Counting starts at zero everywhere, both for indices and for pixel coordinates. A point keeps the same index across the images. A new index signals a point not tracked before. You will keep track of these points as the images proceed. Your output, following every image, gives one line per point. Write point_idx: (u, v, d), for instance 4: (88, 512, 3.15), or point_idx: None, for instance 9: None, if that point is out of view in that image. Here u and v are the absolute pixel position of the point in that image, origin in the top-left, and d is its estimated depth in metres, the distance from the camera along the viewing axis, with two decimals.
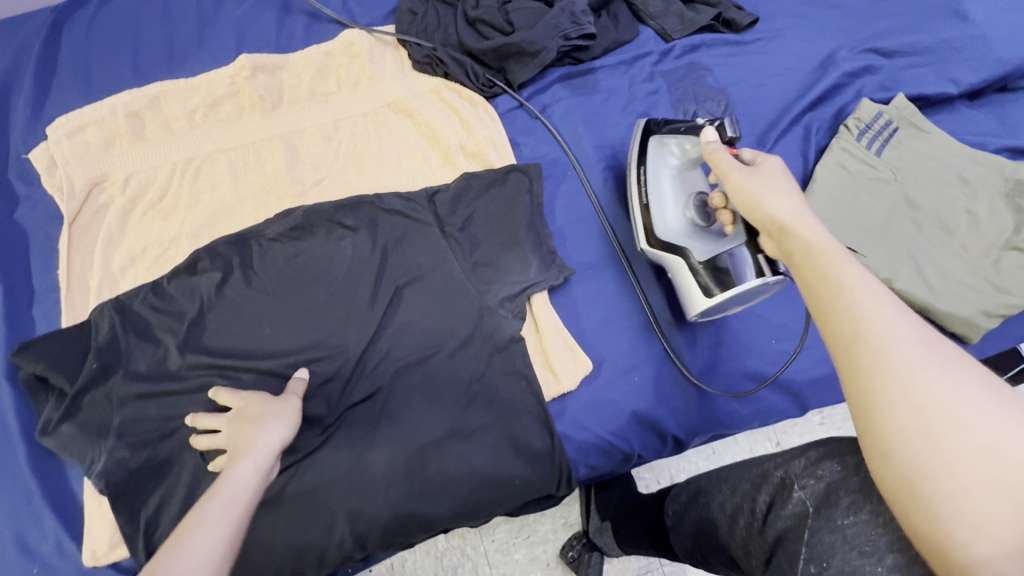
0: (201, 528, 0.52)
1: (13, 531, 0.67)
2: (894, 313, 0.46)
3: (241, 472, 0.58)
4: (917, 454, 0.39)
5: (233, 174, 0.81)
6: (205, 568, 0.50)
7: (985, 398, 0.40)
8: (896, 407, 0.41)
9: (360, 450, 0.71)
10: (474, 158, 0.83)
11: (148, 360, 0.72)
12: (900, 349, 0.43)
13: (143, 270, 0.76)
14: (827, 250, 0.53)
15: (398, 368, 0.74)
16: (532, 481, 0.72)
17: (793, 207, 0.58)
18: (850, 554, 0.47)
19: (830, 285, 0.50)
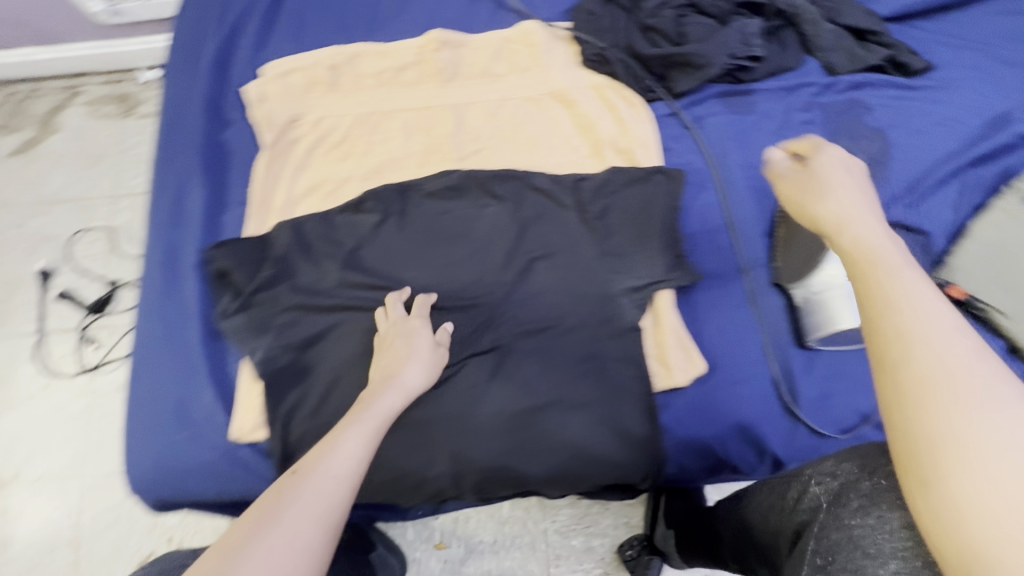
0: (348, 434, 0.61)
1: (179, 395, 0.80)
2: (945, 339, 0.38)
3: (383, 399, 0.68)
4: (949, 485, 0.33)
5: (405, 132, 0.90)
6: (354, 467, 0.58)
7: (941, 369, 0.36)
8: (962, 448, 0.33)
9: (472, 399, 0.76)
10: (622, 154, 0.87)
11: (310, 277, 0.82)
12: (931, 373, 0.36)
13: (317, 201, 0.87)
14: (874, 262, 0.45)
15: (520, 331, 0.79)
16: (624, 466, 0.75)
17: (839, 210, 0.52)
18: (856, 554, 0.45)
19: (891, 304, 0.41)
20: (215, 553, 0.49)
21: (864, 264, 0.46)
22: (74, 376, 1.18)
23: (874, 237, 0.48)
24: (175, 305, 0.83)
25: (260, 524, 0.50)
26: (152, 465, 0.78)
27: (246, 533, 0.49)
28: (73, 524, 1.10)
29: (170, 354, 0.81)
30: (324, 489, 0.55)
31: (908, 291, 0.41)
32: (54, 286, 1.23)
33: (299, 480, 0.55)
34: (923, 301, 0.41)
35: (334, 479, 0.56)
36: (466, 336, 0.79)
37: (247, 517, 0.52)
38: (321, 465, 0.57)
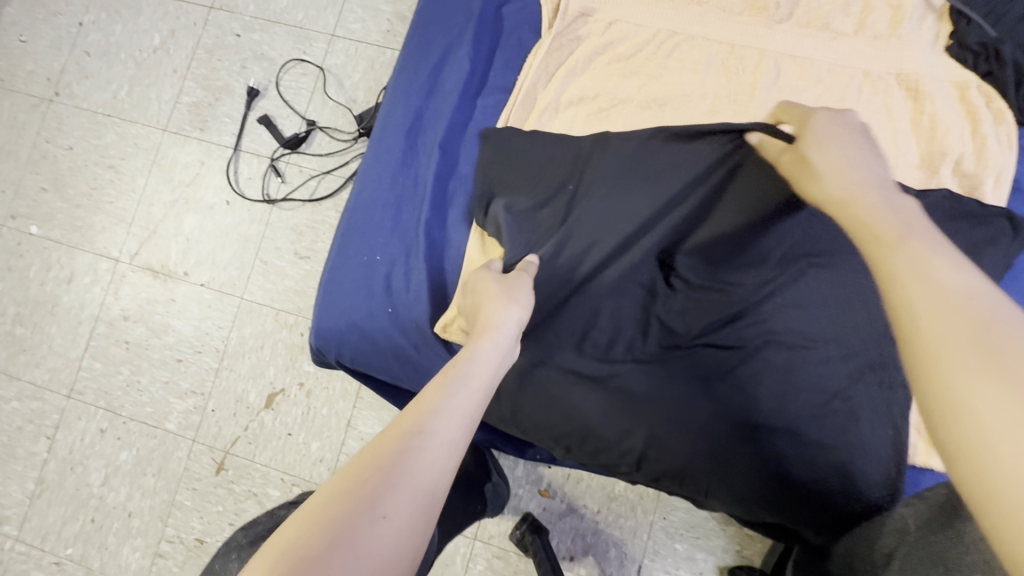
0: (443, 404, 0.47)
1: (388, 268, 0.77)
2: (959, 304, 0.36)
3: (484, 356, 0.54)
4: (977, 446, 0.31)
5: (706, 66, 0.76)
6: (454, 431, 0.46)
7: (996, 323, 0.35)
8: (952, 404, 0.33)
9: (691, 388, 0.69)
10: (962, 178, 0.70)
11: (569, 200, 0.72)
12: (982, 329, 0.35)
13: (584, 113, 0.77)
14: (892, 230, 0.45)
15: (770, 339, 0.67)
16: (829, 519, 0.67)
17: (844, 189, 0.53)
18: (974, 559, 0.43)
19: (895, 278, 0.41)
20: (264, 561, 0.37)
21: (875, 241, 0.46)
22: (256, 201, 1.20)
23: (889, 215, 0.47)
24: (409, 177, 0.79)
25: (331, 530, 0.38)
26: (344, 326, 0.77)
27: (310, 540, 0.37)
28: (223, 337, 1.17)
29: (389, 224, 0.78)
30: (409, 495, 0.41)
31: (927, 260, 0.41)
32: (258, 108, 1.23)
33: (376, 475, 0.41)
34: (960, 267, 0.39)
35: (417, 481, 0.42)
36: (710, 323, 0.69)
37: (307, 515, 0.39)
38: (409, 456, 0.42)
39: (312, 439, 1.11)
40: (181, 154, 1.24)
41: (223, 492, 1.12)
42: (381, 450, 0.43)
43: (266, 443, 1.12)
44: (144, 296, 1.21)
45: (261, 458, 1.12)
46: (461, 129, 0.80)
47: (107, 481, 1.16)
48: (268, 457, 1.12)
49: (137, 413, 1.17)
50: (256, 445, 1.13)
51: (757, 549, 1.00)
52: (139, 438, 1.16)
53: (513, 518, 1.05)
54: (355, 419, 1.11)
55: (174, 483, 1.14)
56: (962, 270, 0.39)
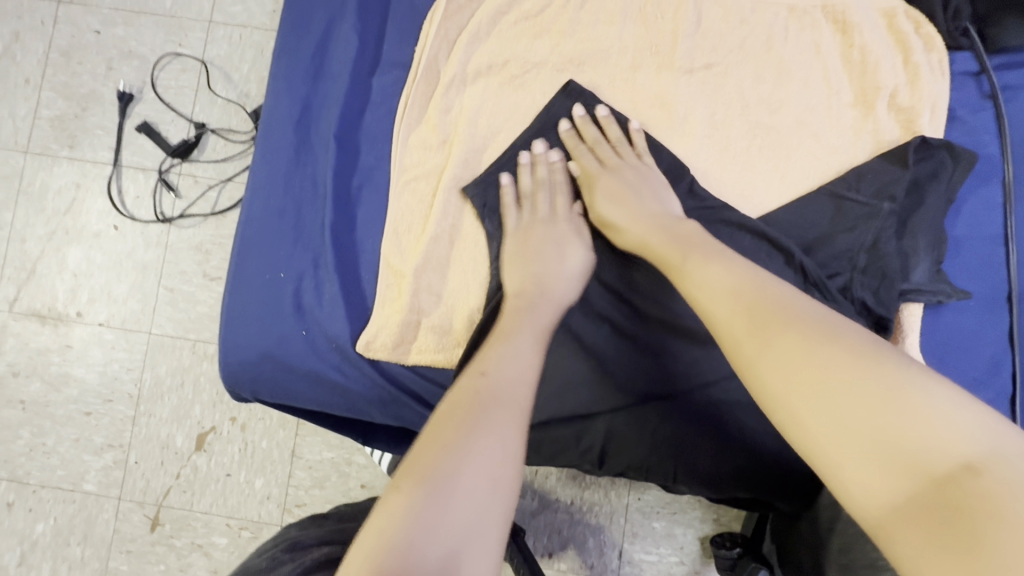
0: (516, 343, 0.54)
1: (296, 286, 0.67)
2: (733, 299, 0.47)
3: (571, 261, 0.64)
4: (805, 436, 0.38)
5: (622, 19, 0.69)
6: (526, 367, 0.52)
7: (773, 312, 0.44)
8: (771, 396, 0.41)
9: (646, 365, 0.63)
10: (898, 113, 0.66)
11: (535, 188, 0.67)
12: (757, 321, 0.44)
13: (495, 84, 0.68)
14: (683, 245, 0.56)
15: None
16: (796, 488, 0.64)
17: (646, 228, 0.61)
18: None
19: (691, 288, 0.52)
20: (406, 483, 0.42)
21: (669, 264, 0.56)
22: (149, 222, 1.06)
23: (679, 232, 0.58)
24: (304, 177, 0.68)
25: (447, 447, 0.44)
26: (255, 357, 0.67)
27: (439, 457, 0.43)
28: (134, 380, 1.04)
29: (292, 234, 0.67)
30: (501, 413, 0.47)
31: (712, 265, 0.52)
32: (134, 115, 1.07)
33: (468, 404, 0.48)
34: (729, 271, 0.50)
35: (511, 407, 0.48)
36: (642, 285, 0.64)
37: (428, 438, 0.45)
38: (481, 385, 0.49)
39: (254, 476, 1.01)
40: (51, 178, 1.07)
41: (162, 549, 1.01)
42: (469, 389, 0.48)
43: (204, 489, 1.01)
44: (34, 347, 1.05)
45: (200, 505, 1.01)
46: (355, 114, 0.69)
47: (25, 559, 1.02)
48: (207, 504, 1.01)
49: (47, 479, 1.03)
50: (192, 493, 1.01)
51: (733, 514, 0.99)
52: (55, 506, 1.03)
53: None
54: (300, 447, 1.01)
55: (105, 549, 1.01)
56: (733, 266, 0.51)
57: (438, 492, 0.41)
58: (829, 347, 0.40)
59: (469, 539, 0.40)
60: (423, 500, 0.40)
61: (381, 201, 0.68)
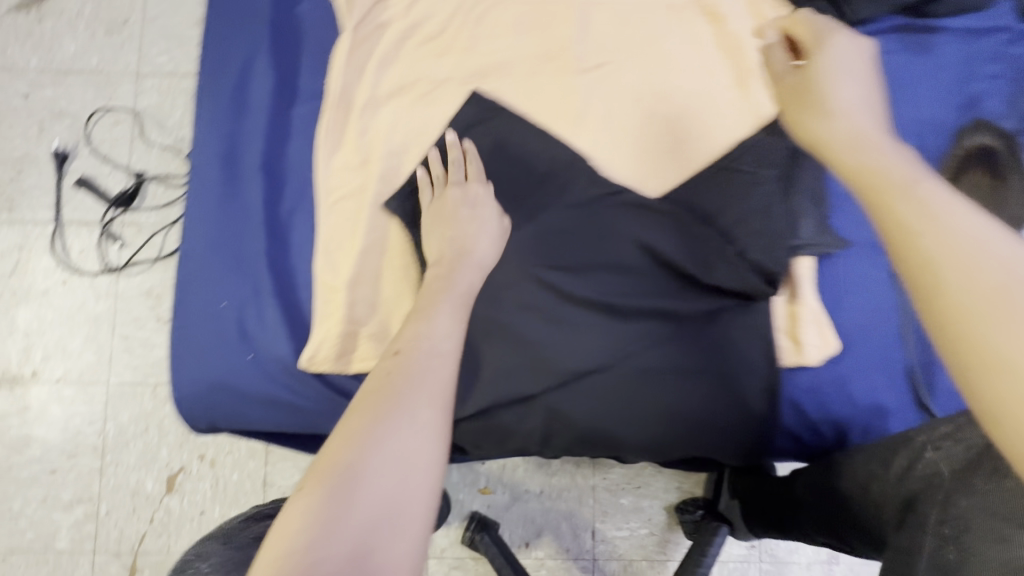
0: (435, 320, 0.54)
1: (239, 314, 0.70)
2: (927, 212, 0.35)
3: (487, 224, 0.68)
4: (1022, 425, 0.29)
5: (517, 30, 0.74)
6: (451, 346, 0.52)
7: (980, 248, 0.32)
8: (971, 355, 0.31)
9: (573, 345, 0.67)
10: (772, 90, 0.73)
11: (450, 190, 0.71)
12: (964, 254, 0.32)
13: (407, 103, 0.73)
14: (853, 151, 0.40)
15: (626, 273, 0.68)
16: (728, 442, 0.69)
17: (868, 144, 0.56)
18: (985, 526, 0.42)
19: (874, 191, 0.37)
20: (312, 482, 0.41)
21: (836, 160, 0.41)
22: (97, 274, 1.07)
23: (848, 131, 0.42)
24: (235, 210, 0.72)
25: (359, 440, 0.42)
26: (206, 387, 0.69)
27: (347, 450, 0.42)
28: (97, 431, 1.04)
29: (229, 265, 0.71)
30: (427, 398, 0.46)
31: (896, 171, 0.38)
32: (71, 171, 1.09)
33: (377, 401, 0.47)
34: (922, 178, 0.37)
35: (430, 389, 0.47)
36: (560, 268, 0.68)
37: (344, 434, 0.43)
38: (409, 369, 0.48)
39: (229, 510, 1.02)
40: None
41: None
42: (385, 372, 0.47)
43: (180, 530, 1.02)
44: None
45: (178, 546, 1.01)
46: (278, 145, 0.73)
47: None
48: (185, 544, 1.01)
49: (18, 543, 1.02)
50: (168, 535, 1.02)
51: (696, 480, 1.04)
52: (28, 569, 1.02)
53: (460, 525, 1.02)
54: (271, 475, 1.03)
55: None
56: (919, 174, 0.37)
57: (342, 490, 0.40)
58: None
59: (382, 535, 0.39)
60: (331, 497, 0.39)
61: (310, 224, 0.72)
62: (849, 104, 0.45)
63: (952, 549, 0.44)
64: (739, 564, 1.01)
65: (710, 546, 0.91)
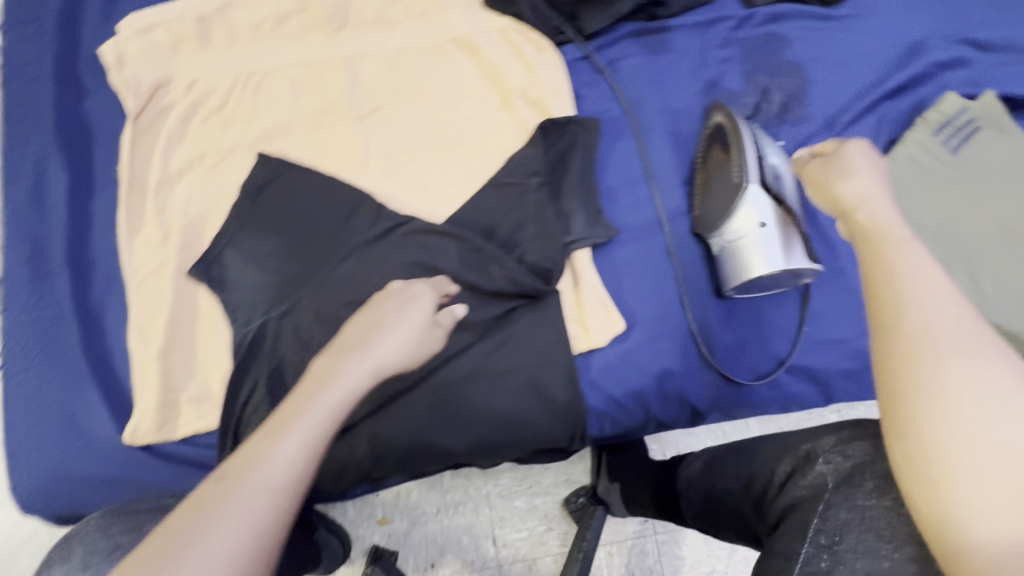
0: (317, 398, 0.50)
1: (63, 404, 0.72)
2: (937, 295, 0.43)
3: (412, 314, 0.61)
4: (936, 459, 0.37)
5: (293, 93, 0.81)
6: (310, 435, 0.48)
7: (978, 330, 0.41)
8: (925, 403, 0.39)
9: (378, 371, 0.72)
10: (532, 105, 0.81)
11: (252, 248, 0.76)
12: (925, 330, 0.41)
13: (200, 176, 0.78)
14: (887, 233, 0.50)
15: None
16: (546, 432, 0.74)
17: (862, 190, 0.55)
18: (866, 535, 0.47)
19: (889, 270, 0.46)
20: None
21: (873, 240, 0.50)
22: None
23: (883, 215, 0.52)
24: (47, 306, 0.75)
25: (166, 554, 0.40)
26: (41, 481, 0.71)
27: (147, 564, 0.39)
28: None
29: (48, 359, 0.74)
30: (261, 498, 0.43)
31: (902, 258, 0.47)
32: None
33: (260, 442, 0.47)
34: (908, 272, 0.45)
35: (268, 491, 0.44)
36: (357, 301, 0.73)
37: (151, 544, 0.41)
38: (255, 467, 0.45)
39: None
40: None
41: None
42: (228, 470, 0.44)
43: None
44: None
45: None
46: (83, 236, 0.77)
47: None
48: None
49: None
50: None
51: (582, 468, 1.08)
52: None
53: (364, 559, 1.04)
54: None
55: None
56: (923, 258, 0.46)
57: None
58: (969, 366, 0.39)
59: None
60: None
61: (123, 305, 0.76)
62: (862, 190, 0.55)
63: (826, 558, 0.48)
64: (637, 540, 1.07)
65: (589, 529, 0.99)
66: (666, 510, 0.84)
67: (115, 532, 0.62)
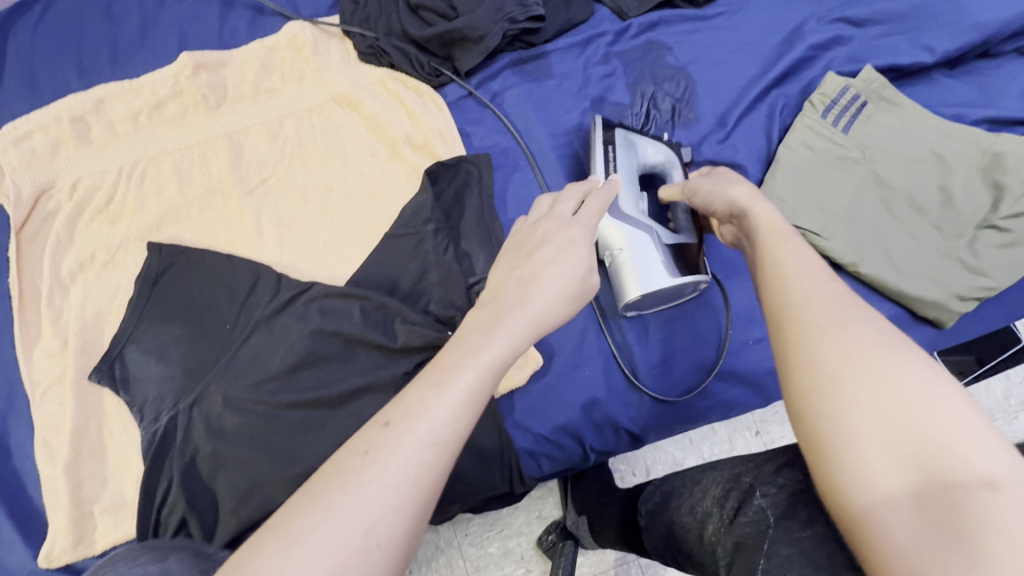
0: (466, 361, 0.44)
1: None
2: (820, 276, 0.45)
3: (565, 263, 0.52)
4: (834, 430, 0.37)
5: (179, 177, 0.80)
6: (463, 405, 0.42)
7: (857, 306, 0.42)
8: (819, 376, 0.39)
9: (292, 447, 0.68)
10: (421, 150, 0.81)
11: (156, 341, 0.74)
12: (815, 308, 0.42)
13: (93, 276, 0.76)
14: (772, 227, 0.52)
15: (329, 361, 0.71)
16: (481, 482, 0.70)
17: (752, 189, 0.58)
18: (807, 569, 0.44)
19: (775, 257, 0.48)
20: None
21: (765, 231, 0.52)
22: None
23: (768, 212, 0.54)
24: None
25: (284, 543, 0.36)
26: None
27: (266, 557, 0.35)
28: None
29: None
30: (382, 491, 0.38)
31: (789, 248, 0.49)
32: None
33: (424, 392, 0.42)
34: (794, 258, 0.47)
35: (398, 484, 0.38)
36: (263, 377, 0.70)
37: (268, 533, 0.37)
38: (376, 448, 0.39)
39: None
40: None
41: None
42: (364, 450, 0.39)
43: None
44: None
45: None
46: None
47: None
48: None
49: None
50: None
51: (553, 501, 1.05)
52: None
53: None
54: None
55: None
56: (806, 249, 0.49)
57: None
58: (855, 338, 0.40)
59: None
60: None
61: (28, 421, 0.73)
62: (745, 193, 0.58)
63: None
64: (622, 567, 1.01)
65: (562, 566, 0.93)
66: (633, 541, 0.80)
67: (145, 559, 0.53)
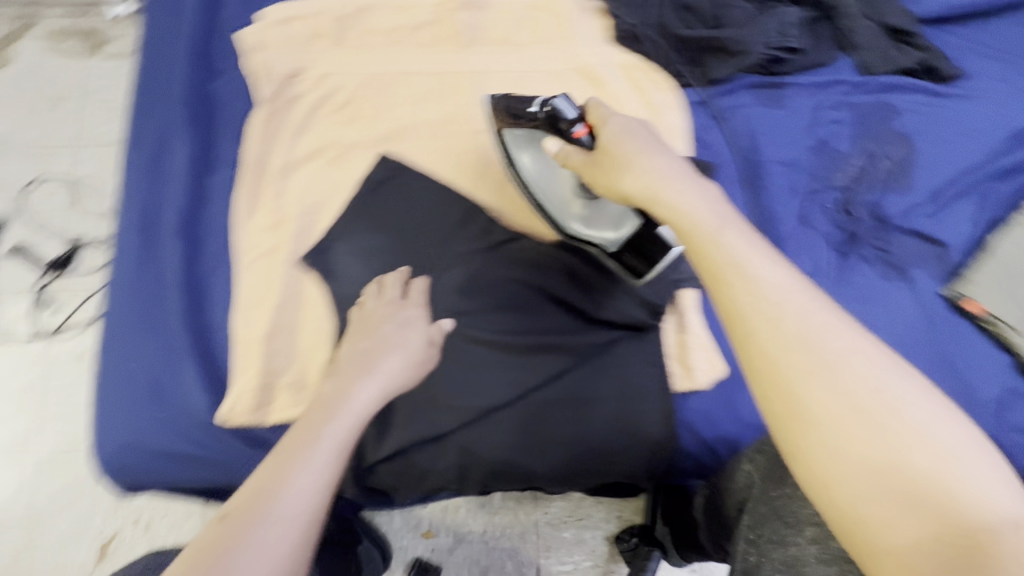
0: (318, 449, 0.56)
1: (154, 374, 0.72)
2: (784, 303, 0.45)
3: (390, 351, 0.67)
4: (838, 481, 0.40)
5: (417, 99, 0.83)
6: (316, 486, 0.53)
7: (824, 336, 0.43)
8: (813, 427, 0.41)
9: (478, 381, 0.72)
10: None
11: (362, 245, 0.77)
12: (789, 349, 0.43)
13: (318, 167, 0.80)
14: (696, 223, 0.51)
15: (525, 313, 0.74)
16: (632, 466, 0.73)
17: (648, 175, 0.56)
18: (780, 526, 0.55)
19: (726, 279, 0.47)
20: None
21: (694, 235, 0.51)
22: (26, 341, 1.08)
23: (698, 204, 0.53)
24: (153, 274, 0.75)
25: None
26: (122, 448, 0.70)
27: None
28: (24, 504, 1.00)
29: (145, 326, 0.73)
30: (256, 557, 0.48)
31: (746, 267, 0.47)
32: (9, 238, 1.13)
33: (279, 467, 0.53)
34: (751, 279, 0.47)
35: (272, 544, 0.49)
36: (463, 309, 0.74)
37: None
38: (241, 522, 0.49)
39: None
40: None
41: None
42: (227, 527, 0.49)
43: None
44: None
45: None
46: (196, 209, 0.79)
47: None
48: None
49: None
50: None
51: (635, 507, 1.06)
52: None
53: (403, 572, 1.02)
54: None
55: None
56: (772, 268, 0.48)
57: None
58: (846, 382, 0.41)
59: None
60: None
61: (228, 284, 0.76)
62: (662, 173, 0.56)
63: (754, 552, 0.56)
64: None
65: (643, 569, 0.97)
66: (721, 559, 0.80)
67: None
